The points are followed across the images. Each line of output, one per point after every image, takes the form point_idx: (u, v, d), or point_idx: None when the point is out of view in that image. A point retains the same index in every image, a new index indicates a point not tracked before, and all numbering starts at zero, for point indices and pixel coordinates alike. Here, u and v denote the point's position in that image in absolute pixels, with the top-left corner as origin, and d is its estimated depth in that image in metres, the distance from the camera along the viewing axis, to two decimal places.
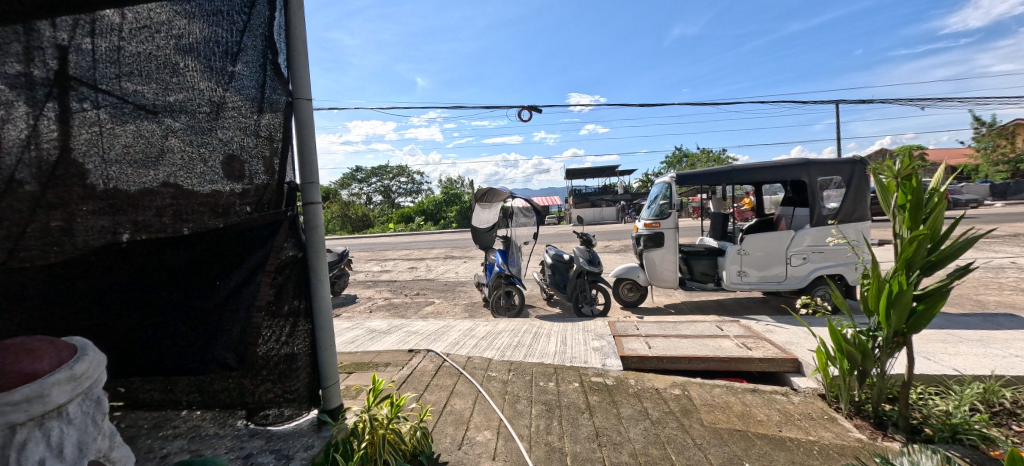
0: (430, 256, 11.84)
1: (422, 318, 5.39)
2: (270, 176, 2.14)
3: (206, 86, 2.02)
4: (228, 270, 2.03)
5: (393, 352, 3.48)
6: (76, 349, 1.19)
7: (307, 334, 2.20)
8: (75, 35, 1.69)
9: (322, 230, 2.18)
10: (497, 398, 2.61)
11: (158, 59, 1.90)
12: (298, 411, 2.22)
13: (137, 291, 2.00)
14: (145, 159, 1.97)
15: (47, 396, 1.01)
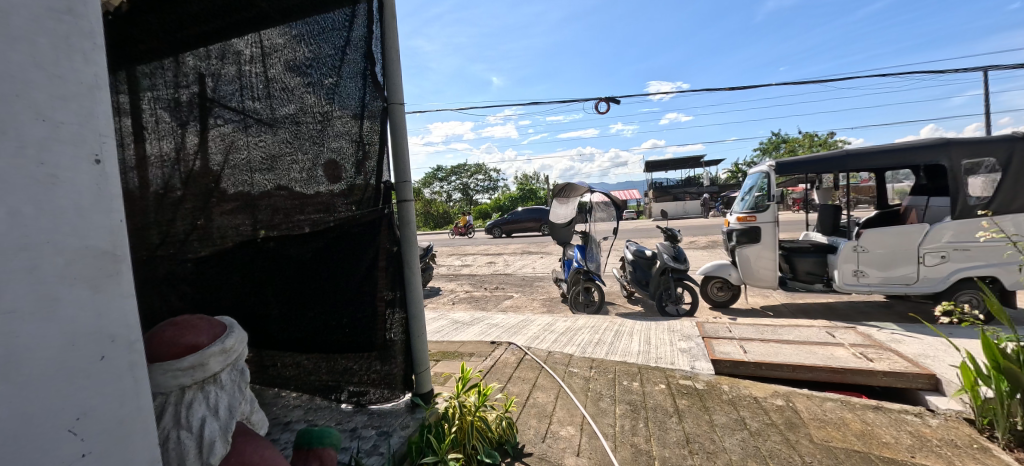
0: (507, 251, 12.11)
1: (502, 311, 5.53)
2: (369, 177, 2.36)
3: (313, 98, 2.26)
4: (337, 263, 2.29)
5: (478, 343, 3.61)
6: (228, 325, 1.38)
7: (401, 322, 2.39)
8: (212, 65, 2.05)
9: (414, 226, 2.36)
10: (580, 394, 2.58)
11: (275, 79, 2.18)
12: (395, 392, 2.41)
13: (266, 281, 2.24)
14: (264, 166, 2.22)
15: (206, 365, 1.21)
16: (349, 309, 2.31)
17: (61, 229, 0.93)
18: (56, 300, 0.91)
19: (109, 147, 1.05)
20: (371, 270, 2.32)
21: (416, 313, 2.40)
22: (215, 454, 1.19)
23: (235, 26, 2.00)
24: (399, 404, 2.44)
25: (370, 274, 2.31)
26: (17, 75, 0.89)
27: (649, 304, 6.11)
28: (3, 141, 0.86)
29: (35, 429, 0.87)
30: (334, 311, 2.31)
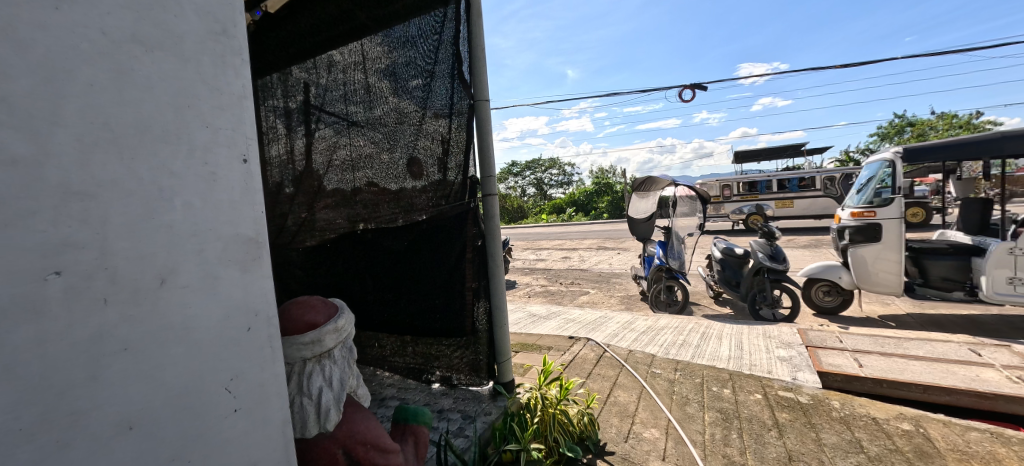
0: (581, 246, 11.95)
1: (578, 307, 5.50)
2: (457, 174, 2.40)
3: (402, 99, 2.36)
4: (429, 255, 2.37)
5: (557, 336, 3.62)
6: (340, 307, 1.53)
7: (484, 313, 2.38)
8: (312, 76, 2.42)
9: (497, 219, 2.36)
10: (664, 397, 2.48)
11: (366, 84, 2.37)
12: (477, 379, 2.45)
13: (364, 269, 2.47)
14: (355, 164, 2.44)
15: (322, 341, 1.35)
16: (438, 298, 2.39)
17: (220, 219, 1.11)
18: (215, 279, 1.08)
19: (253, 148, 1.21)
20: (459, 263, 2.32)
21: (499, 304, 2.37)
22: (330, 421, 1.33)
23: (334, 39, 2.30)
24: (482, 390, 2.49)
25: (455, 269, 2.33)
26: (188, 89, 1.07)
27: (738, 307, 5.64)
28: (179, 146, 1.04)
29: (202, 385, 1.05)
30: (423, 298, 2.42)
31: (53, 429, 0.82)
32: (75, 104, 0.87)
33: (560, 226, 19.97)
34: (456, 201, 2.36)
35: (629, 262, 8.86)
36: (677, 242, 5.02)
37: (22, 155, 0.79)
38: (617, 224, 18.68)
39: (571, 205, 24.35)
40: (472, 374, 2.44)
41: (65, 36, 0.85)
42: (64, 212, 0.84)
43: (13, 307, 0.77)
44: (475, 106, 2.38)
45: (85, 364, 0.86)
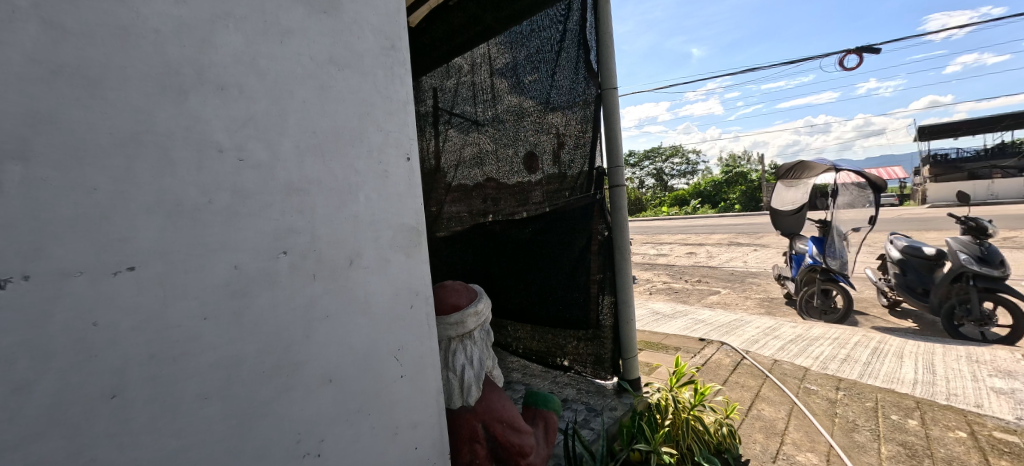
0: (709, 242, 10.90)
1: (706, 307, 5.08)
2: (583, 164, 2.28)
3: (526, 93, 2.40)
4: (553, 246, 2.38)
5: (689, 338, 3.37)
6: (478, 291, 1.63)
7: (610, 306, 2.30)
8: (442, 82, 2.78)
9: (626, 210, 2.25)
10: (823, 417, 2.15)
11: (486, 85, 2.57)
12: (602, 372, 2.37)
13: (489, 257, 2.67)
14: (476, 160, 2.69)
15: (464, 322, 1.47)
16: (560, 287, 2.39)
17: (391, 210, 1.28)
18: (387, 262, 1.25)
19: (415, 147, 1.36)
20: (583, 254, 2.27)
21: (627, 297, 2.28)
22: (472, 396, 1.45)
23: (460, 46, 2.57)
24: (607, 384, 2.41)
25: (579, 261, 2.29)
26: (367, 98, 1.25)
27: (924, 322, 4.53)
28: (362, 147, 1.23)
29: (377, 352, 1.23)
30: (542, 289, 2.47)
31: (284, 373, 1.06)
32: (294, 118, 1.10)
33: (677, 220, 18.52)
34: (582, 191, 2.27)
35: (771, 261, 7.76)
36: (837, 238, 4.32)
37: (262, 161, 1.05)
38: (746, 217, 16.58)
39: (688, 197, 22.42)
40: (595, 366, 2.39)
41: (287, 65, 1.10)
42: (288, 204, 1.08)
43: (258, 275, 1.03)
44: (602, 95, 2.25)
45: (301, 325, 1.09)
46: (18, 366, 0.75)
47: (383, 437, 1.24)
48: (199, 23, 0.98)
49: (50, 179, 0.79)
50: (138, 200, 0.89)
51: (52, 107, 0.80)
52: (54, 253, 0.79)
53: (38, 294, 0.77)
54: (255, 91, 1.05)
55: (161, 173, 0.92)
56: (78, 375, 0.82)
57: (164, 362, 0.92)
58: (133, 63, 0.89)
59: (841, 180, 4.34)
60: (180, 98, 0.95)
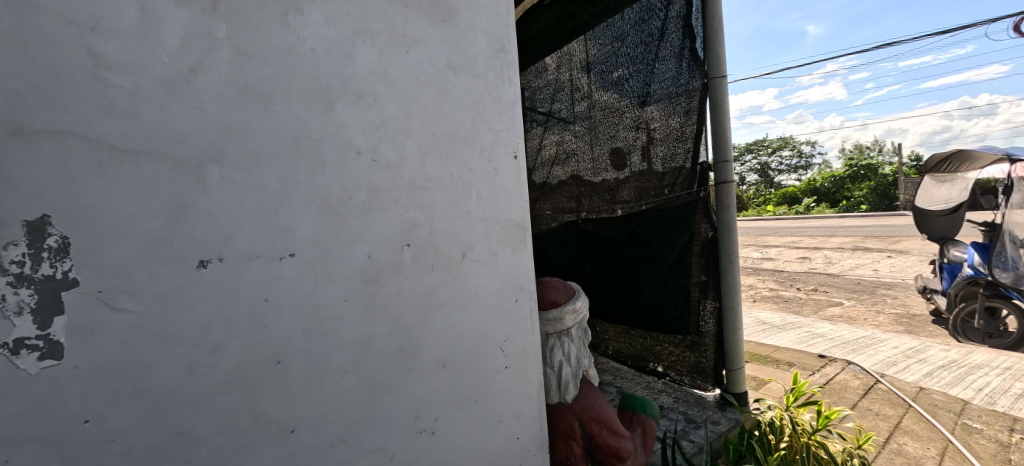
0: (828, 246, 9.55)
1: (824, 320, 4.51)
2: (685, 159, 2.15)
3: (624, 93, 2.41)
4: (649, 247, 2.30)
5: (804, 353, 3.04)
6: (575, 289, 1.64)
7: (713, 313, 2.14)
8: (537, 80, 2.96)
9: (735, 210, 2.04)
10: (991, 462, 1.79)
11: (577, 83, 2.67)
12: (702, 382, 2.23)
13: (578, 253, 2.73)
14: (565, 157, 2.84)
15: (562, 319, 1.49)
16: (656, 288, 2.31)
17: (500, 206, 1.33)
18: (496, 257, 1.31)
19: (522, 145, 1.40)
20: (683, 255, 2.16)
21: (734, 305, 2.08)
22: (569, 392, 1.47)
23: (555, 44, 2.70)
24: (707, 396, 2.24)
25: (678, 263, 2.18)
26: (480, 100, 1.32)
27: None
28: (474, 147, 1.29)
29: (486, 343, 1.29)
30: (633, 287, 2.43)
31: (406, 355, 1.17)
32: (417, 122, 1.21)
33: (780, 220, 16.61)
34: (682, 189, 2.15)
35: (912, 272, 6.55)
36: (1009, 245, 3.48)
37: (391, 161, 1.17)
38: (872, 219, 14.23)
39: (793, 194, 19.94)
40: (694, 375, 2.26)
41: (411, 72, 1.21)
42: (411, 200, 1.19)
43: (387, 265, 1.15)
44: (709, 85, 2.07)
45: (420, 312, 1.19)
46: (215, 330, 0.97)
47: (488, 424, 1.30)
48: (343, 41, 1.13)
49: (237, 180, 1.00)
50: (298, 196, 1.06)
51: (239, 121, 1.01)
52: (239, 240, 1.00)
53: (230, 271, 0.99)
54: (386, 98, 1.18)
55: (313, 173, 1.08)
56: (254, 340, 1.01)
57: (314, 337, 1.07)
58: (294, 81, 1.07)
59: (1017, 173, 3.52)
60: (328, 108, 1.11)
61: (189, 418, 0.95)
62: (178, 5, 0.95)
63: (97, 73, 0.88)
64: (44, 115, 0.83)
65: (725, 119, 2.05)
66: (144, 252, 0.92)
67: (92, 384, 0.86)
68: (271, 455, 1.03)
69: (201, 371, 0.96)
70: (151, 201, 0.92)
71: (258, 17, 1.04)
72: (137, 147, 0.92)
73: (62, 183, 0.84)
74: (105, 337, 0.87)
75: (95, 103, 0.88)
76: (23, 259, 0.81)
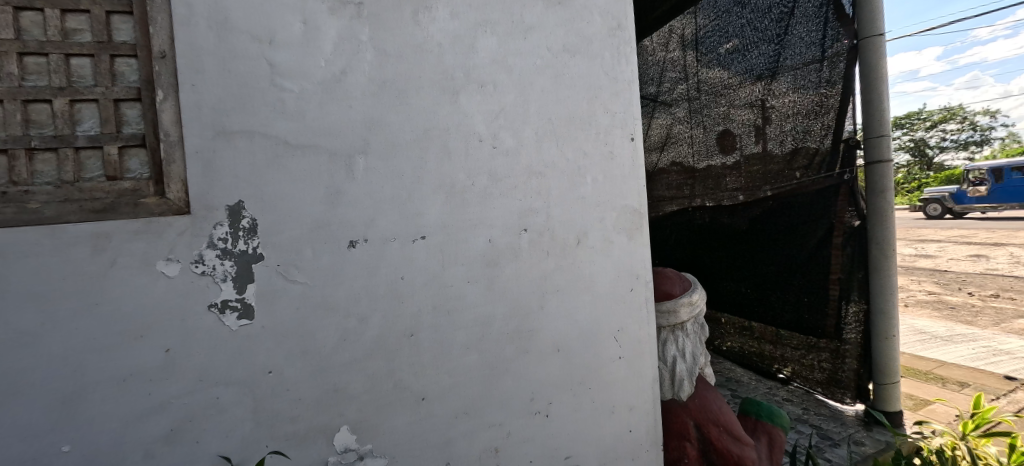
0: (1011, 243, 7.58)
1: (1012, 335, 3.60)
2: (820, 137, 1.95)
3: (750, 69, 2.29)
4: (776, 239, 2.15)
5: (984, 374, 2.47)
6: (691, 281, 1.54)
7: (858, 315, 1.87)
8: (650, 59, 2.99)
9: (894, 195, 1.72)
10: None
11: (692, 62, 2.66)
12: (839, 393, 1.99)
13: (693, 239, 2.67)
14: (671, 139, 2.87)
15: (677, 312, 1.41)
16: (783, 282, 2.15)
17: (615, 192, 1.32)
18: (610, 243, 1.31)
19: (639, 127, 1.35)
20: (821, 245, 1.96)
21: (891, 308, 1.77)
22: (683, 390, 1.40)
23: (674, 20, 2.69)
24: (846, 410, 1.99)
25: (813, 256, 2.00)
26: (595, 82, 1.30)
27: None
28: (589, 131, 1.29)
29: (600, 330, 1.31)
30: (753, 276, 2.32)
31: (523, 336, 1.22)
32: (535, 108, 1.23)
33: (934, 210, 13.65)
34: (821, 172, 1.94)
35: None
36: None
37: (510, 147, 1.20)
38: None
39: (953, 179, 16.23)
40: (830, 385, 2.03)
41: (529, 58, 1.23)
42: (529, 185, 1.22)
43: (506, 249, 1.20)
44: (858, 47, 1.77)
45: (536, 295, 1.23)
46: (362, 302, 1.10)
47: (601, 413, 1.32)
48: (466, 32, 1.18)
49: (379, 169, 1.11)
50: (428, 183, 1.14)
51: (380, 114, 1.12)
52: (381, 223, 1.11)
53: (373, 251, 1.10)
54: (505, 86, 1.21)
55: (441, 160, 1.15)
56: (393, 313, 1.12)
57: (442, 314, 1.15)
58: (424, 74, 1.15)
59: None
60: (454, 99, 1.17)
61: (342, 378, 1.09)
62: (331, 14, 1.08)
63: (274, 80, 1.04)
64: (239, 118, 1.02)
65: (881, 84, 1.74)
66: (309, 233, 1.06)
67: (273, 342, 1.05)
68: (407, 418, 1.14)
69: (352, 338, 1.09)
70: (314, 189, 1.07)
71: (394, 18, 1.13)
72: (302, 142, 1.06)
73: (252, 175, 1.02)
74: (281, 303, 1.05)
75: (272, 106, 1.04)
76: (226, 236, 1.01)
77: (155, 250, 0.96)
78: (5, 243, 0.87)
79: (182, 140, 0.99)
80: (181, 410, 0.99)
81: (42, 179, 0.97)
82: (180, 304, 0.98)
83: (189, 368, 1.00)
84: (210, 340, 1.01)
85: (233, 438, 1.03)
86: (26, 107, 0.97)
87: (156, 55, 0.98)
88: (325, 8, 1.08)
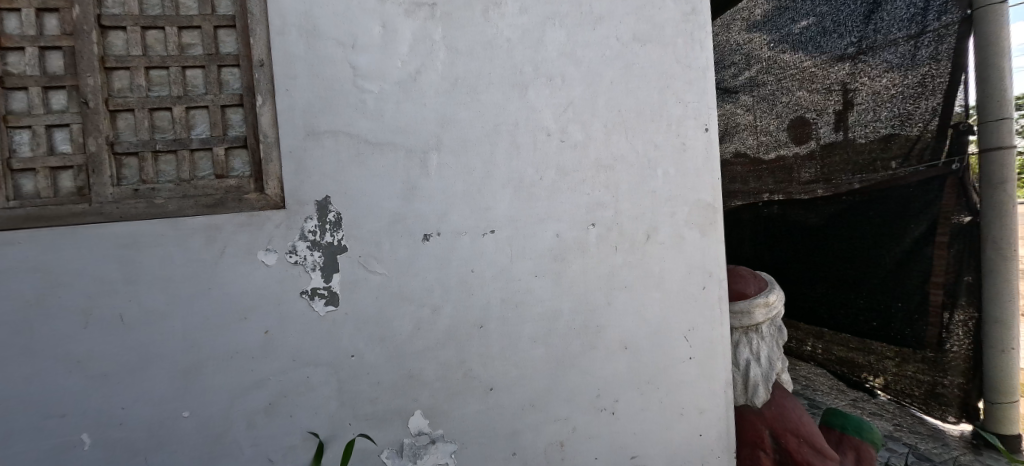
0: None
1: None
2: (920, 122, 1.79)
3: (834, 49, 2.12)
4: (863, 238, 1.98)
5: None
6: (769, 281, 1.43)
7: (966, 323, 1.70)
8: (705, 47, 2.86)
9: (1015, 187, 1.61)
10: None
11: (757, 46, 2.52)
12: (940, 412, 1.82)
13: (757, 236, 2.49)
14: (729, 131, 2.72)
15: (751, 313, 1.32)
16: (870, 284, 1.99)
17: (687, 186, 1.26)
18: (681, 239, 1.26)
19: (714, 116, 1.27)
20: (920, 245, 1.79)
21: (1007, 317, 1.63)
22: (758, 396, 1.31)
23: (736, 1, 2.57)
24: (950, 430, 1.82)
25: (908, 257, 1.83)
26: (667, 71, 1.24)
27: None
28: (661, 122, 1.24)
29: (669, 329, 1.27)
30: (831, 277, 2.15)
31: (590, 332, 1.22)
32: (604, 100, 1.20)
33: None
34: (923, 162, 1.77)
35: None
36: None
37: (578, 140, 1.19)
38: None
39: None
40: (928, 401, 1.85)
41: (597, 49, 1.20)
42: (597, 179, 1.21)
43: (574, 243, 1.20)
44: (974, 17, 1.64)
45: (604, 292, 1.22)
46: (435, 293, 1.14)
47: (670, 415, 1.28)
48: (535, 26, 1.18)
49: (451, 165, 1.14)
50: (498, 177, 1.16)
51: (453, 111, 1.15)
52: (453, 217, 1.14)
53: (446, 243, 1.14)
54: (574, 79, 1.19)
55: (510, 155, 1.17)
56: (464, 305, 1.15)
57: (511, 306, 1.17)
58: (494, 70, 1.16)
59: None
60: (523, 93, 1.17)
61: (417, 364, 1.15)
62: (407, 16, 1.13)
63: (356, 82, 1.11)
64: (326, 119, 1.09)
65: (1001, 61, 1.61)
66: (387, 226, 1.12)
67: (355, 328, 1.12)
68: (476, 406, 1.17)
69: (425, 327, 1.14)
70: (391, 185, 1.12)
71: (465, 16, 1.15)
72: (381, 140, 1.12)
73: (338, 172, 1.10)
74: (363, 292, 1.12)
75: (355, 106, 1.11)
76: (315, 229, 1.09)
77: (257, 241, 1.06)
78: (143, 234, 1.02)
79: (278, 141, 1.08)
80: (277, 386, 1.09)
81: (165, 178, 1.11)
82: (278, 290, 1.08)
83: (284, 349, 1.09)
84: (303, 324, 1.10)
85: (321, 415, 1.11)
86: (152, 115, 1.11)
87: (256, 63, 1.07)
88: (402, 11, 1.12)
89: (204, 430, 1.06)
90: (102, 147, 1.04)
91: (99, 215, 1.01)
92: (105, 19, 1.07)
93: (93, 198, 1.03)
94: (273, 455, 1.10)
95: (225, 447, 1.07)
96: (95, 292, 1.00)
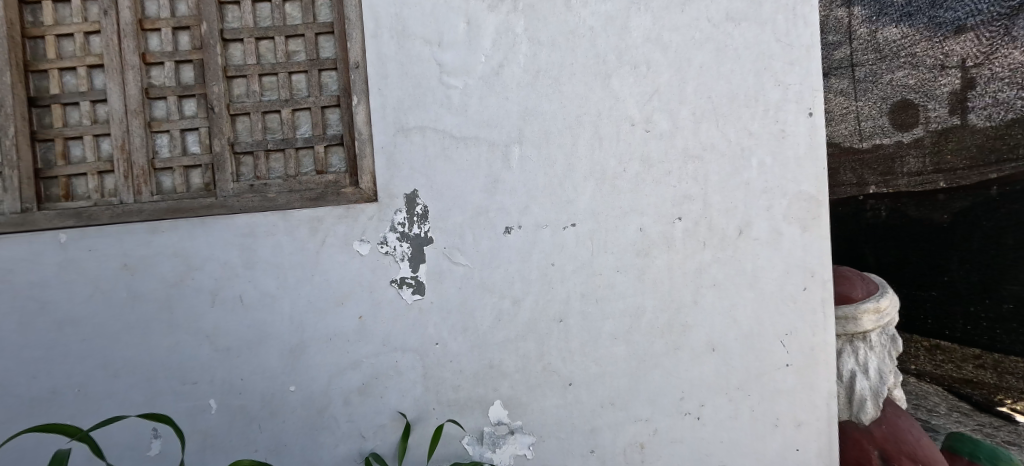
0: None
1: None
2: None
3: (952, 23, 1.97)
4: (1006, 234, 1.84)
5: None
6: (879, 285, 1.28)
7: None
8: None
9: None
10: None
11: (845, 23, 2.28)
12: None
13: (858, 234, 2.26)
14: None
15: (857, 319, 1.19)
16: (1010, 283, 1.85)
17: (787, 176, 1.15)
18: (780, 236, 1.15)
19: (822, 98, 1.14)
20: None
21: None
22: (866, 413, 1.17)
23: None
24: None
25: None
26: (765, 51, 1.14)
27: None
28: (758, 107, 1.14)
29: (764, 333, 1.17)
30: (955, 276, 1.98)
31: (674, 332, 1.16)
32: (693, 87, 1.14)
33: None
34: None
35: None
36: None
37: (664, 130, 1.14)
38: None
39: None
40: None
41: (686, 32, 1.13)
42: (684, 171, 1.14)
43: (659, 238, 1.14)
44: None
45: (691, 289, 1.15)
46: (516, 286, 1.15)
47: (763, 425, 1.19)
48: (619, 13, 1.13)
49: (533, 158, 1.14)
50: (579, 170, 1.14)
51: (534, 104, 1.14)
52: (534, 211, 1.14)
53: (527, 237, 1.15)
54: (660, 65, 1.14)
55: (592, 147, 1.14)
56: (544, 298, 1.15)
57: (591, 301, 1.15)
58: (576, 61, 1.14)
59: None
60: (606, 83, 1.14)
61: (497, 355, 1.17)
62: (490, 11, 1.14)
63: (442, 79, 1.14)
64: (415, 115, 1.14)
65: None
66: (470, 219, 1.15)
67: (440, 317, 1.16)
68: (555, 400, 1.17)
69: (506, 319, 1.16)
70: (474, 179, 1.14)
71: (548, 7, 1.14)
72: (465, 134, 1.14)
73: (425, 167, 1.14)
74: (447, 283, 1.16)
75: (441, 102, 1.14)
76: (404, 221, 1.14)
77: (353, 232, 1.14)
78: (259, 225, 1.14)
79: (371, 138, 1.14)
80: (370, 369, 1.17)
81: (275, 174, 1.22)
82: (371, 279, 1.15)
83: (375, 334, 1.16)
84: (392, 311, 1.16)
85: (408, 398, 1.17)
86: (264, 117, 1.23)
87: (352, 66, 1.14)
88: (485, 7, 1.14)
89: (307, 405, 1.16)
90: (225, 147, 1.17)
91: (224, 207, 1.13)
92: (227, 33, 1.19)
93: (218, 192, 1.16)
94: (367, 432, 1.17)
95: (325, 421, 1.17)
96: (221, 276, 1.14)
